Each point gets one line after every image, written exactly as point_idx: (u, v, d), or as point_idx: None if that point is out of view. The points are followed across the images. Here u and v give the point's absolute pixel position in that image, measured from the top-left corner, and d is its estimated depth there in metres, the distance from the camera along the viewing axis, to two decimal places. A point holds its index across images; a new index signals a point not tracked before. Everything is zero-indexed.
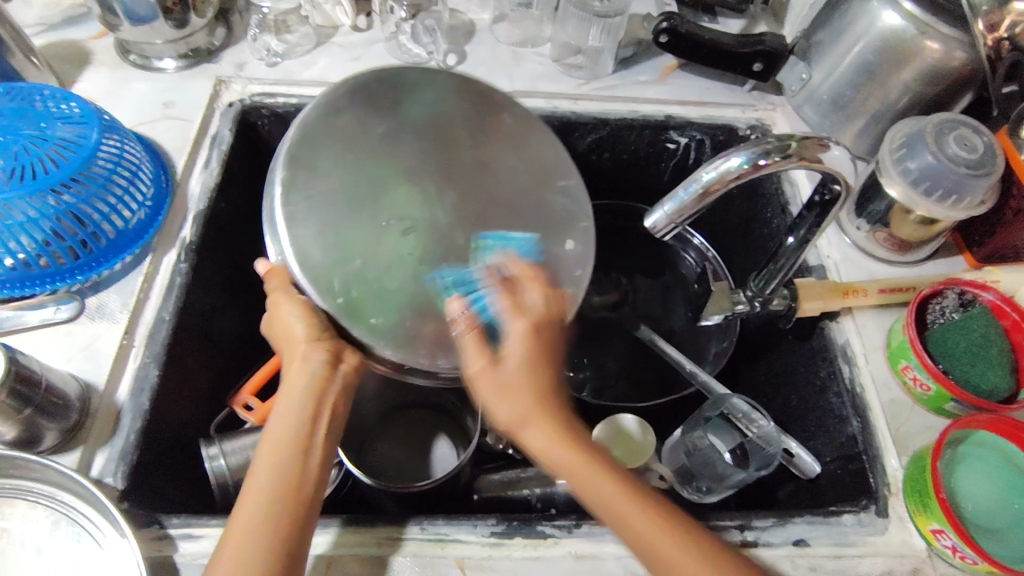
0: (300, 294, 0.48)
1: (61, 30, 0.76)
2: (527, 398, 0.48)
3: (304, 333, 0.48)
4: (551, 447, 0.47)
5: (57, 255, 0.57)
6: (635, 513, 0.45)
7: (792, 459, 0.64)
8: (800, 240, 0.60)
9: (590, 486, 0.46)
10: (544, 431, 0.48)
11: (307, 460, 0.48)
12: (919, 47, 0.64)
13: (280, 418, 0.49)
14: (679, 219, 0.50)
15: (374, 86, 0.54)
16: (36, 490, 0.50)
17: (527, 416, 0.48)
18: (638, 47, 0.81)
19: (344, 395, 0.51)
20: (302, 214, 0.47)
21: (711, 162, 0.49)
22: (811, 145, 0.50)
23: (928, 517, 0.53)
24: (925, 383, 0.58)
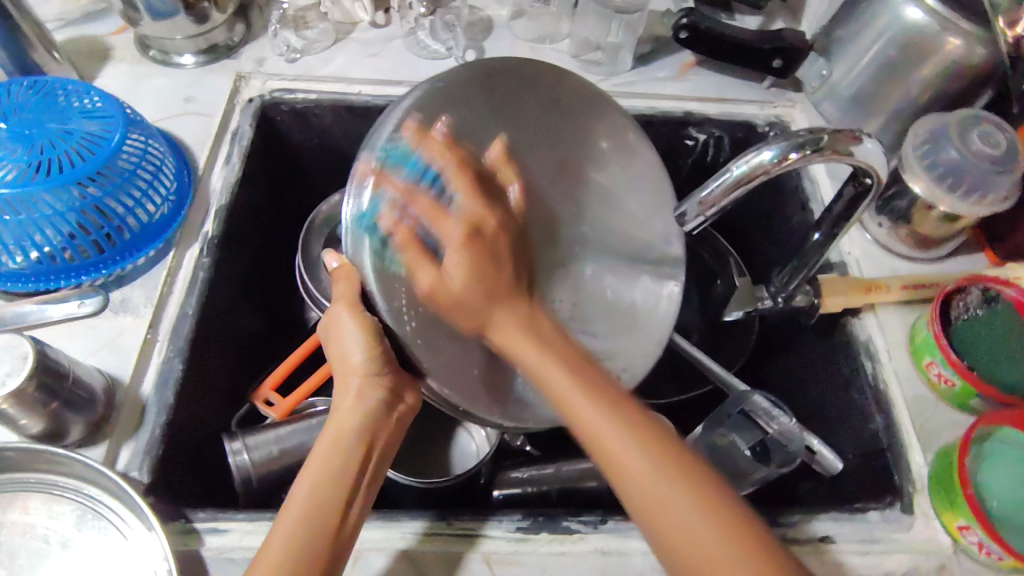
0: (364, 312, 0.48)
1: (81, 25, 0.76)
2: (469, 317, 0.50)
3: (364, 361, 0.49)
4: (565, 386, 0.47)
5: (82, 249, 0.58)
6: (653, 481, 0.42)
7: (814, 457, 0.63)
8: (827, 236, 0.60)
9: (610, 447, 0.44)
10: (515, 332, 0.50)
11: (352, 497, 0.47)
12: (941, 43, 0.63)
13: (328, 449, 0.49)
14: (708, 208, 0.53)
15: (497, 78, 0.55)
16: (62, 484, 0.50)
17: (487, 317, 0.51)
18: (656, 44, 0.81)
19: (393, 434, 0.52)
20: (391, 215, 0.47)
21: (743, 155, 0.50)
22: (843, 139, 0.50)
23: (955, 513, 0.53)
24: (950, 379, 0.58)
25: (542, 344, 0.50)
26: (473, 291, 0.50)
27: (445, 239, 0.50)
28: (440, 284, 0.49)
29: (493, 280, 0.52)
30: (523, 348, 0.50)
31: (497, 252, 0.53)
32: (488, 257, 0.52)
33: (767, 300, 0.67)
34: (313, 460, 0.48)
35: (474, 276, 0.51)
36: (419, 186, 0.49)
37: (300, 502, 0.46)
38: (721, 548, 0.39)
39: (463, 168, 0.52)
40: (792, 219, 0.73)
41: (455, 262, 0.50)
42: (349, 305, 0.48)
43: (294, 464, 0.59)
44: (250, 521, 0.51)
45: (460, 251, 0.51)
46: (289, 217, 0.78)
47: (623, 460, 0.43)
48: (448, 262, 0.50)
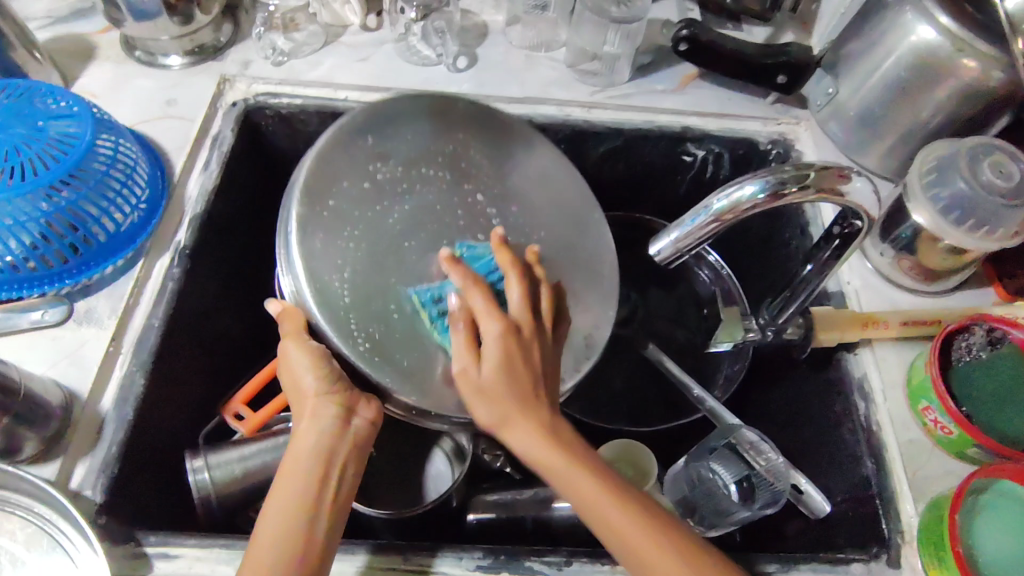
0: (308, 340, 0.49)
1: (67, 23, 0.75)
2: (505, 403, 0.48)
3: (315, 384, 0.49)
4: (560, 469, 0.48)
5: (46, 259, 0.56)
6: (620, 513, 0.46)
7: (801, 497, 0.60)
8: (820, 269, 0.57)
9: (575, 484, 0.48)
10: (527, 432, 0.49)
11: (315, 521, 0.47)
12: (955, 65, 0.60)
13: (288, 475, 0.48)
14: (685, 248, 0.49)
15: (405, 109, 0.56)
16: (13, 501, 0.49)
17: (509, 416, 0.49)
18: (657, 54, 0.78)
19: (358, 448, 0.50)
20: (322, 256, 0.49)
21: (723, 188, 0.47)
22: (830, 176, 0.47)
23: (942, 572, 0.50)
24: (946, 426, 0.54)
25: (543, 425, 0.49)
26: (507, 384, 0.48)
27: (486, 336, 0.49)
28: (475, 383, 0.48)
29: (527, 384, 0.49)
30: (488, 403, 0.48)
31: (521, 347, 0.50)
32: (524, 345, 0.50)
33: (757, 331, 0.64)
34: (277, 485, 0.48)
35: (502, 369, 0.48)
36: (343, 220, 0.51)
37: (265, 534, 0.46)
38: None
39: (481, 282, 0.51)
40: (790, 243, 0.69)
41: (493, 359, 0.48)
42: (296, 337, 0.49)
43: (256, 485, 0.58)
44: (200, 547, 0.50)
45: (496, 342, 0.49)
46: (273, 223, 0.77)
47: (624, 531, 0.46)
48: (485, 359, 0.49)
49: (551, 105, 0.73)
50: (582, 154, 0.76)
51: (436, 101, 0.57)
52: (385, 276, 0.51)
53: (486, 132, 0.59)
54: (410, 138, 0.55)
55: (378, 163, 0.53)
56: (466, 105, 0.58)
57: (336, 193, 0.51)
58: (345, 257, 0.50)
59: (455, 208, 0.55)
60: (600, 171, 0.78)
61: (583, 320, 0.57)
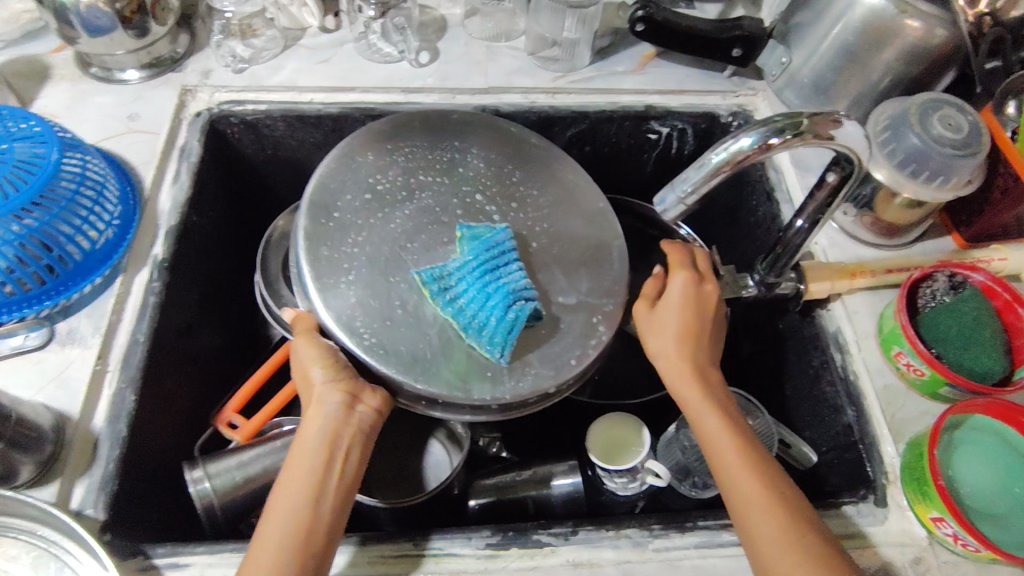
0: (320, 337, 0.53)
1: (20, 45, 0.74)
2: (676, 335, 0.58)
3: (321, 374, 0.52)
4: (699, 410, 0.54)
5: (22, 282, 0.55)
6: (735, 462, 0.50)
7: (789, 450, 0.63)
8: (810, 222, 0.57)
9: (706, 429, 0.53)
10: (681, 367, 0.57)
11: (320, 501, 0.48)
12: (900, 26, 0.63)
13: (295, 461, 0.50)
14: (690, 201, 0.49)
15: (414, 124, 0.64)
16: (15, 526, 0.49)
17: (676, 348, 0.57)
18: (614, 37, 0.80)
19: (365, 437, 0.52)
20: (326, 256, 0.55)
21: (721, 143, 0.48)
22: (822, 122, 0.49)
23: (928, 505, 0.53)
24: (919, 368, 0.57)
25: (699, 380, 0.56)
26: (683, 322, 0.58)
27: (676, 284, 0.60)
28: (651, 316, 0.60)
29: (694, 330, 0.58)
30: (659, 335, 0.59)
31: (705, 299, 0.60)
32: (705, 298, 0.60)
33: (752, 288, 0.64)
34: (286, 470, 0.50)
35: (688, 310, 0.59)
36: (346, 230, 0.56)
37: (276, 510, 0.47)
38: (783, 529, 0.46)
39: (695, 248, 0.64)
40: (757, 211, 0.71)
41: (676, 302, 0.59)
42: (310, 336, 0.53)
43: (258, 490, 0.58)
44: (210, 553, 0.50)
45: (712, 295, 0.60)
46: (246, 231, 0.76)
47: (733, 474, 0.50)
48: (670, 299, 0.59)
49: (516, 93, 0.74)
50: (550, 140, 0.77)
51: (437, 118, 0.65)
52: (390, 274, 0.55)
53: (484, 141, 0.65)
54: (410, 153, 0.62)
55: (378, 176, 0.60)
56: (460, 117, 0.66)
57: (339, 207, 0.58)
58: (350, 259, 0.55)
59: (454, 208, 0.60)
60: (569, 154, 0.79)
61: (587, 295, 0.59)
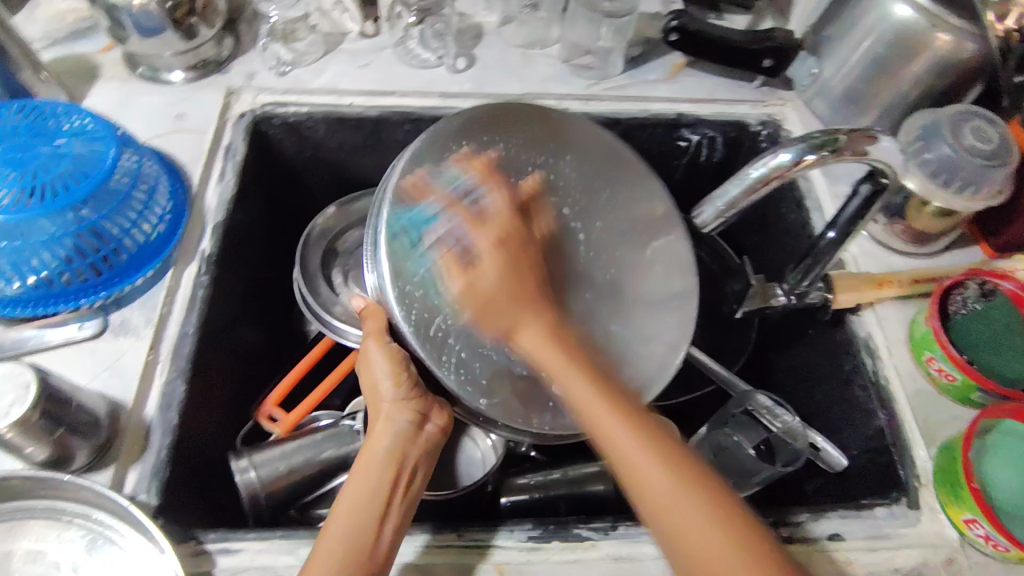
0: (391, 342, 0.54)
1: (67, 44, 0.76)
2: (516, 303, 0.49)
3: (393, 390, 0.53)
4: (566, 379, 0.46)
5: (80, 272, 0.57)
6: (611, 417, 0.44)
7: (818, 454, 0.64)
8: (841, 233, 0.59)
9: (572, 386, 0.46)
10: (539, 340, 0.48)
11: (387, 514, 0.49)
12: (930, 39, 0.64)
13: (361, 473, 0.50)
14: (727, 215, 0.48)
15: (506, 113, 0.59)
16: (70, 511, 0.50)
17: (523, 318, 0.48)
18: (646, 46, 0.81)
19: (426, 455, 0.53)
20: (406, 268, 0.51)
21: (759, 158, 0.48)
22: (860, 137, 0.47)
23: (960, 507, 0.54)
24: (951, 374, 0.58)
25: (559, 345, 0.48)
26: (508, 290, 0.49)
27: (490, 207, 0.52)
28: (477, 276, 0.49)
29: (529, 287, 0.50)
30: (491, 310, 0.49)
31: (522, 256, 0.51)
32: (523, 260, 0.51)
33: (782, 297, 0.65)
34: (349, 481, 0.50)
35: (512, 271, 0.49)
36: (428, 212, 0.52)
37: (341, 519, 0.48)
38: (662, 483, 0.42)
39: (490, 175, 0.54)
40: (787, 218, 0.73)
41: (490, 270, 0.49)
42: (380, 338, 0.54)
43: (302, 480, 0.59)
44: (261, 540, 0.51)
45: (522, 231, 0.52)
46: (285, 230, 0.78)
47: (612, 436, 0.44)
48: (483, 265, 0.49)
49: (551, 99, 0.76)
50: None
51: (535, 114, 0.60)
52: None
53: (577, 150, 0.61)
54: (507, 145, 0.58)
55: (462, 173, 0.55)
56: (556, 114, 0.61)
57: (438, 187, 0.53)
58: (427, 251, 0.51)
59: None
60: None
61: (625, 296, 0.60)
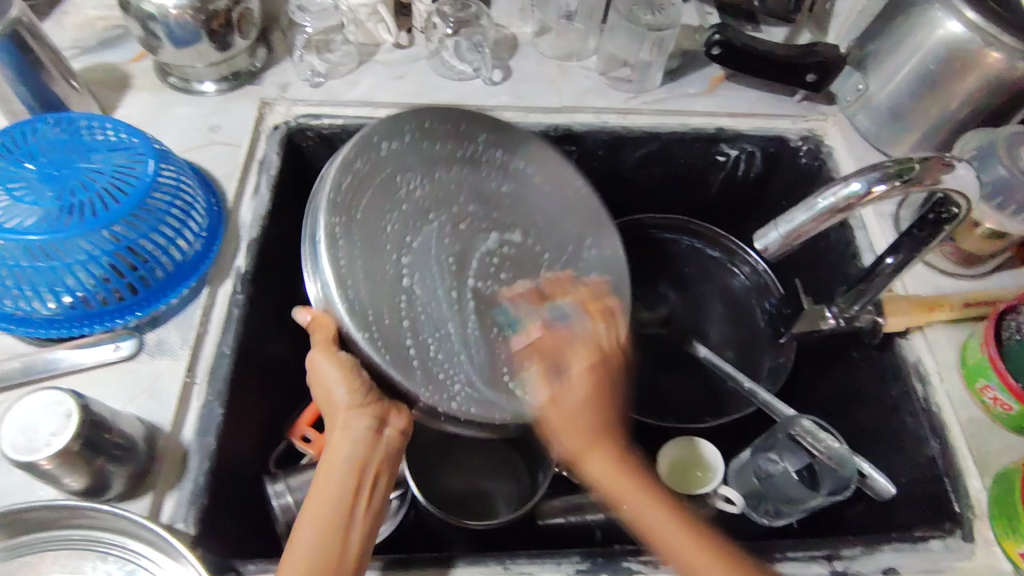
0: (339, 353, 0.50)
1: (98, 52, 0.74)
2: (590, 431, 0.51)
3: (347, 395, 0.49)
4: (597, 467, 0.50)
5: (116, 292, 0.56)
6: (680, 535, 0.47)
7: (865, 481, 0.62)
8: (901, 260, 0.56)
9: (643, 515, 0.48)
10: (604, 466, 0.50)
11: (349, 528, 0.47)
12: (982, 59, 0.62)
13: (320, 486, 0.48)
14: (792, 243, 0.47)
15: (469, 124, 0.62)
16: (106, 540, 0.48)
17: (588, 450, 0.51)
18: (684, 59, 0.80)
19: (389, 460, 0.50)
20: (349, 264, 0.52)
21: (828, 186, 0.46)
22: (933, 166, 0.46)
23: (1017, 541, 0.52)
24: (1007, 403, 0.56)
25: (619, 463, 0.51)
26: (595, 414, 0.51)
27: (580, 330, 0.54)
28: (556, 404, 0.51)
29: (605, 415, 0.51)
30: (569, 434, 0.51)
31: (611, 385, 0.52)
32: (609, 361, 0.53)
33: (830, 320, 0.64)
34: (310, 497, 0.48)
35: (597, 399, 0.51)
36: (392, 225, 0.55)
37: (299, 539, 0.46)
38: None
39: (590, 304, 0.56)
40: (830, 236, 0.71)
41: (573, 401, 0.51)
42: (325, 348, 0.50)
43: None
44: None
45: (610, 352, 0.53)
46: None
47: (670, 542, 0.47)
48: (574, 381, 0.51)
49: (588, 113, 0.75)
50: (619, 160, 0.77)
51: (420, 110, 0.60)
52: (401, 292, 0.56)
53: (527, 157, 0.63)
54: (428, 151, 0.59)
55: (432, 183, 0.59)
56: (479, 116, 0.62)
57: (549, 314, 0.55)
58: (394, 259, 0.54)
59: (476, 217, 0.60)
60: (635, 174, 0.79)
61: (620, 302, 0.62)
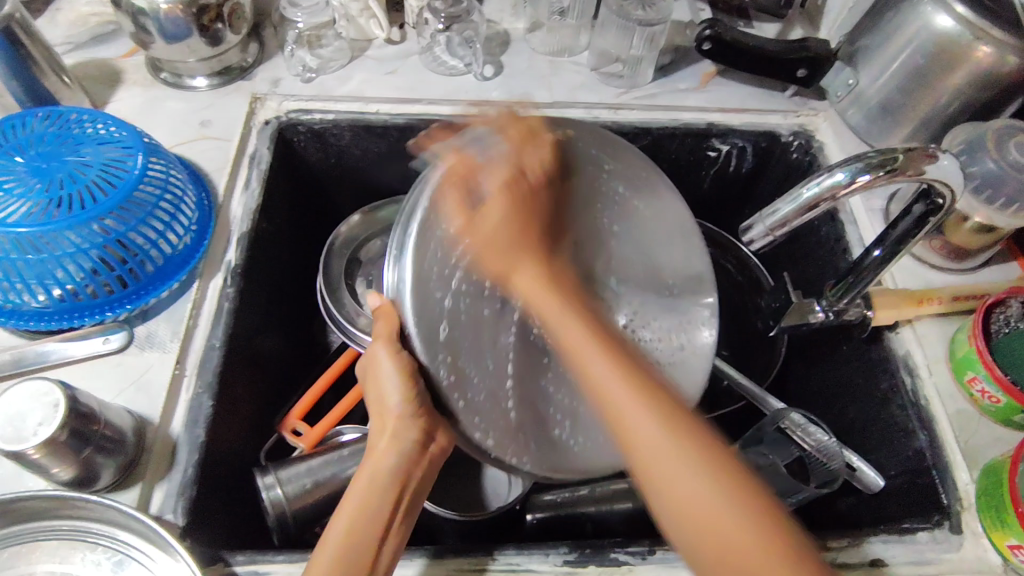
0: (402, 351, 0.47)
1: (90, 48, 0.75)
2: (581, 327, 0.47)
3: (401, 405, 0.48)
4: (636, 415, 0.43)
5: (106, 285, 0.56)
6: (663, 444, 0.41)
7: (854, 474, 0.62)
8: (888, 253, 0.57)
9: (627, 420, 0.43)
10: (536, 288, 0.49)
11: (385, 539, 0.47)
12: (971, 53, 0.63)
13: (359, 493, 0.48)
14: (777, 234, 0.47)
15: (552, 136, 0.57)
16: (95, 531, 0.49)
17: (583, 341, 0.47)
18: (676, 55, 0.80)
19: (428, 472, 0.51)
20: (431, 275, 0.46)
21: (812, 177, 0.46)
22: (916, 157, 0.47)
23: (1005, 533, 0.52)
24: (994, 396, 0.57)
25: (664, 418, 0.42)
26: (504, 234, 0.49)
27: (487, 198, 0.49)
28: (468, 223, 0.48)
29: (530, 225, 0.51)
30: (487, 253, 0.48)
31: (528, 207, 0.51)
32: (527, 198, 0.51)
33: (819, 314, 0.64)
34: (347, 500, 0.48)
35: (511, 215, 0.49)
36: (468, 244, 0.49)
37: (331, 539, 0.45)
38: (736, 528, 0.38)
39: (507, 172, 0.50)
40: (820, 231, 0.71)
41: (492, 221, 0.48)
42: (387, 343, 0.48)
43: (328, 498, 0.58)
44: (290, 562, 0.49)
45: (528, 200, 0.51)
46: (308, 237, 0.77)
47: (656, 454, 0.41)
48: (488, 207, 0.49)
49: (579, 108, 0.75)
50: None
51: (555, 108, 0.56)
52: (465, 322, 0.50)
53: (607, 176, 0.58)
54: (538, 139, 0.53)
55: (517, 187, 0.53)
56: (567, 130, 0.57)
57: (466, 146, 0.51)
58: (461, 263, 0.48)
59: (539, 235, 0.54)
60: None
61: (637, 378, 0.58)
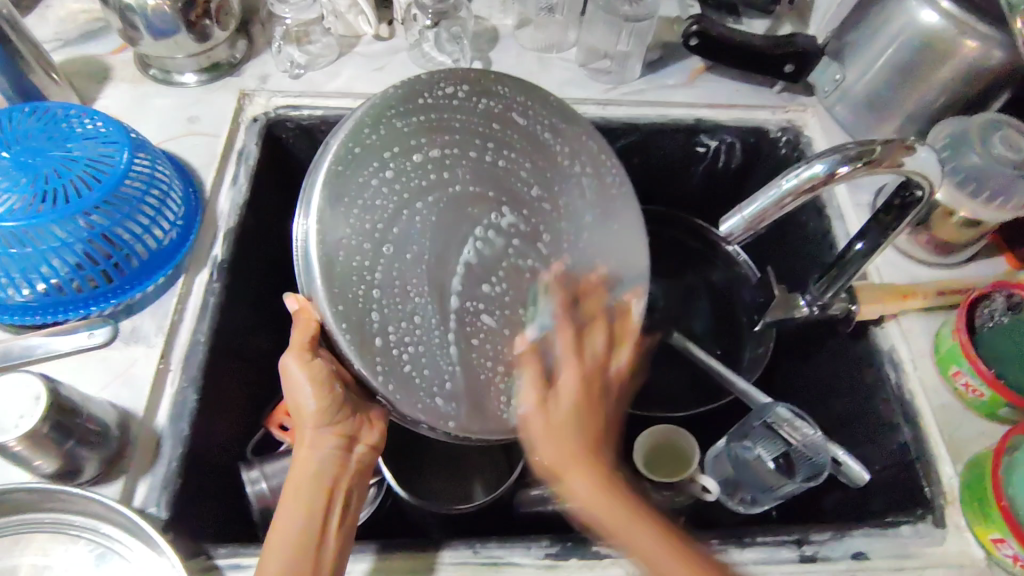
0: (314, 359, 0.49)
1: (79, 45, 0.75)
2: (578, 445, 0.47)
3: (317, 413, 0.50)
4: (632, 534, 0.44)
5: (90, 279, 0.56)
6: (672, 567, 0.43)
7: (840, 468, 0.61)
8: (870, 246, 0.57)
9: (632, 539, 0.44)
10: (586, 484, 0.46)
11: (323, 543, 0.47)
12: (958, 47, 0.62)
13: (291, 503, 0.48)
14: (757, 228, 0.47)
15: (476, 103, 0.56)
16: (78, 524, 0.49)
17: (574, 460, 0.47)
18: (665, 51, 0.81)
19: (358, 477, 0.51)
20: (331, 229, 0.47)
21: (791, 169, 0.47)
22: (895, 149, 0.47)
23: (988, 526, 0.52)
24: (978, 389, 0.57)
25: (606, 484, 0.46)
26: (575, 433, 0.48)
27: (563, 373, 0.51)
28: (545, 418, 0.48)
29: (593, 428, 0.48)
30: (556, 442, 0.47)
31: (597, 403, 0.50)
32: (602, 399, 0.51)
33: (804, 308, 0.64)
34: (281, 508, 0.48)
35: (570, 425, 0.48)
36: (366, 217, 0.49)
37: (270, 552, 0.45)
38: None
39: (575, 325, 0.53)
40: (807, 226, 0.71)
41: (571, 399, 0.49)
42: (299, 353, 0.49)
43: None
44: None
45: (575, 389, 0.50)
46: None
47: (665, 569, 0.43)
48: (559, 399, 0.49)
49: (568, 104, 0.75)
50: None
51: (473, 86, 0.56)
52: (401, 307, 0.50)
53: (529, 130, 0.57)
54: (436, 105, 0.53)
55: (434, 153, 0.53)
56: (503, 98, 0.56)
57: (535, 331, 0.53)
58: (373, 239, 0.48)
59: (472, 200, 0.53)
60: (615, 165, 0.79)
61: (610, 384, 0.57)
